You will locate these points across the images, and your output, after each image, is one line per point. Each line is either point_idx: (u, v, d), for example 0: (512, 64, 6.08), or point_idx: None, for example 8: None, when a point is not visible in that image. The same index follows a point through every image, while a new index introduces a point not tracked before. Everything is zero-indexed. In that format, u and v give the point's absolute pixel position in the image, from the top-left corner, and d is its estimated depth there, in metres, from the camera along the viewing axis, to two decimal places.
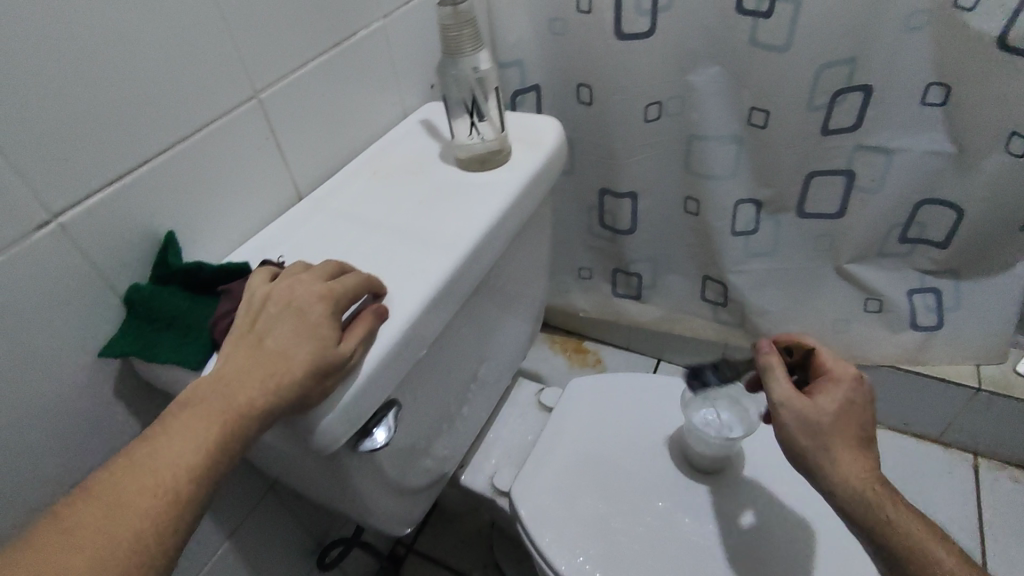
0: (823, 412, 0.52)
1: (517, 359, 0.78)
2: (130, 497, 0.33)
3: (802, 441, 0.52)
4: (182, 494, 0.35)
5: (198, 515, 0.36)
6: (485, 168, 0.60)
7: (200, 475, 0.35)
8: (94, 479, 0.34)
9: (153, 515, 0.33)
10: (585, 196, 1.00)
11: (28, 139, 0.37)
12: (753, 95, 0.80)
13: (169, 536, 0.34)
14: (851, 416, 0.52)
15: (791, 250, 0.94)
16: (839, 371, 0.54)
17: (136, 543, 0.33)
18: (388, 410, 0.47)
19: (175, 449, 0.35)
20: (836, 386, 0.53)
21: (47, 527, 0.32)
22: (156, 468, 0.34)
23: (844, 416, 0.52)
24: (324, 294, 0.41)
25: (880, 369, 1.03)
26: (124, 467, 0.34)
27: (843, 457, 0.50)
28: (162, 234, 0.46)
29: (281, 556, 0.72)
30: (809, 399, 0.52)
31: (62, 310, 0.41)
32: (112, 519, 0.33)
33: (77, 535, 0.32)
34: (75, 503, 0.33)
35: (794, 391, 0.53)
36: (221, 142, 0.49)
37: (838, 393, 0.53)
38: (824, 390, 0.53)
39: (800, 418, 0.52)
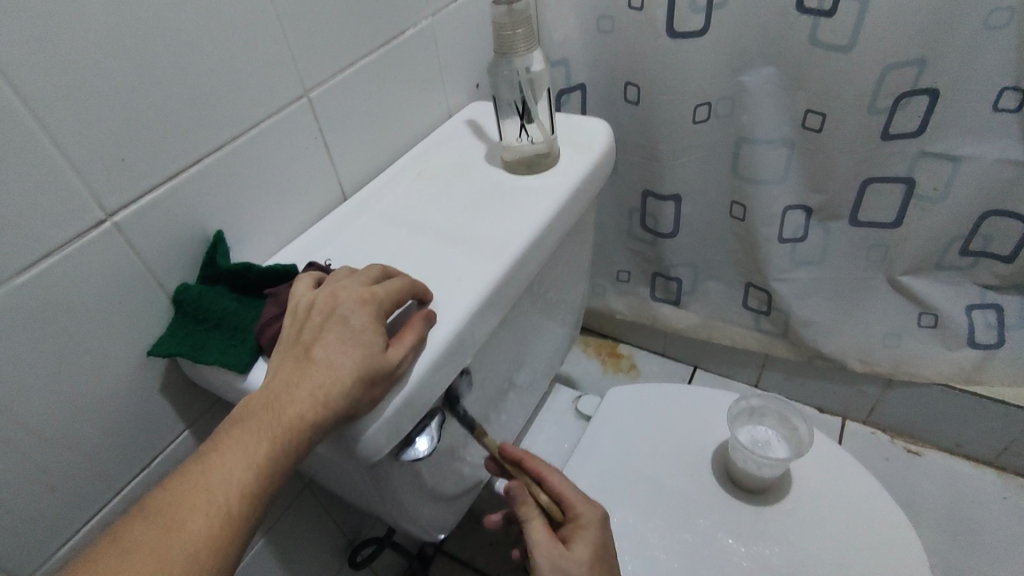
0: (573, 562, 0.48)
1: (554, 365, 0.77)
2: (186, 515, 0.33)
3: None
4: (235, 509, 0.34)
5: (252, 530, 0.36)
6: (532, 171, 0.59)
7: (251, 490, 0.35)
8: (151, 496, 0.34)
9: (208, 533, 0.33)
10: (627, 198, 0.97)
11: (88, 136, 0.37)
12: (809, 97, 0.76)
13: (224, 553, 0.34)
14: (599, 565, 0.50)
15: (843, 260, 0.90)
16: (587, 513, 0.51)
17: (192, 561, 0.33)
18: (431, 419, 0.46)
19: (227, 465, 0.35)
20: (585, 532, 0.50)
21: (110, 543, 0.32)
22: (210, 486, 0.34)
23: (595, 567, 0.49)
24: (367, 299, 0.40)
25: (932, 386, 0.99)
26: (178, 484, 0.34)
27: None
28: (211, 234, 0.46)
29: (313, 554, 0.72)
30: (561, 550, 0.49)
31: (115, 309, 0.41)
32: (169, 536, 0.33)
33: (136, 554, 0.32)
34: (135, 520, 0.33)
35: (546, 535, 0.50)
36: (271, 141, 0.49)
37: (589, 540, 0.50)
38: (574, 538, 0.50)
39: (557, 572, 0.48)
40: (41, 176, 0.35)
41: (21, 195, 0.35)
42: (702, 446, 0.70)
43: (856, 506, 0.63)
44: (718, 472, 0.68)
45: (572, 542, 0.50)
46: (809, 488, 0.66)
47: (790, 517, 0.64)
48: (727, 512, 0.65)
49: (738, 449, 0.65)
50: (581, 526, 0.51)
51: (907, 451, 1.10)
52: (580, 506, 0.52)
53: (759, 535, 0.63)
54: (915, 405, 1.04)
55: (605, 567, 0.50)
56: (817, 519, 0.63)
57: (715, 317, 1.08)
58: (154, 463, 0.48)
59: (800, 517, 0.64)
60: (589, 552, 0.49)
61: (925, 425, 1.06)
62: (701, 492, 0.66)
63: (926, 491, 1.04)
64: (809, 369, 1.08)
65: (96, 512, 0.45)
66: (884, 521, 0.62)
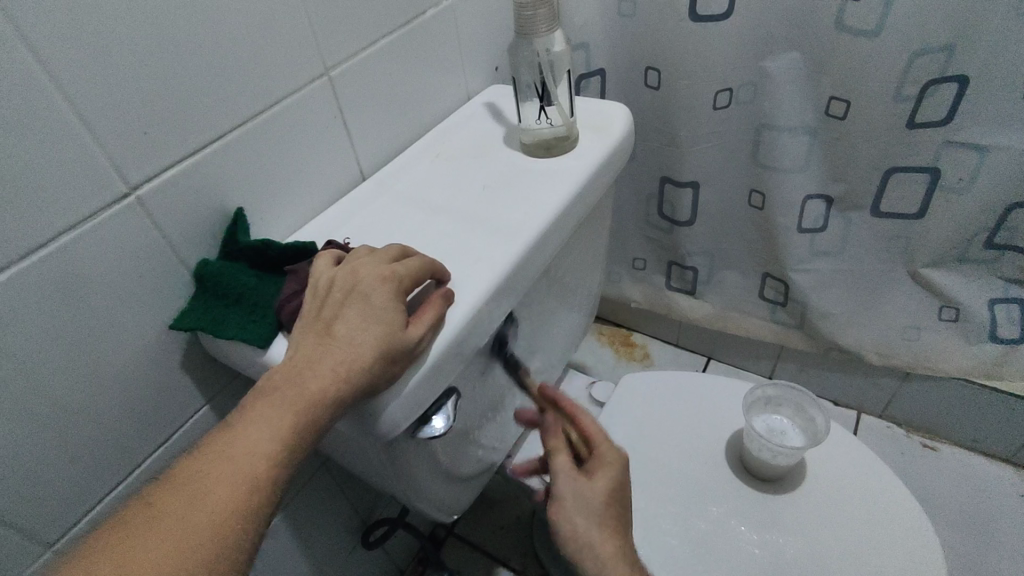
0: (590, 494, 0.50)
1: (568, 351, 0.77)
2: (213, 485, 0.34)
3: (569, 519, 0.50)
4: (261, 480, 0.34)
5: (276, 503, 0.36)
6: (551, 154, 0.58)
7: (276, 462, 0.35)
8: (179, 466, 0.34)
9: (235, 502, 0.33)
10: (644, 184, 0.96)
11: (112, 110, 0.37)
12: (833, 83, 0.75)
13: (250, 523, 0.34)
14: (616, 501, 0.51)
15: (863, 251, 0.89)
16: (609, 451, 0.52)
17: (219, 529, 0.32)
18: (447, 398, 0.46)
19: (252, 436, 0.35)
20: (604, 468, 0.51)
21: (138, 512, 0.33)
22: (236, 456, 0.34)
23: (610, 502, 0.50)
24: (386, 276, 0.41)
25: (950, 380, 0.98)
26: (205, 455, 0.35)
27: (597, 544, 0.48)
28: (232, 211, 0.47)
29: (328, 531, 0.73)
30: (582, 479, 0.51)
31: (139, 282, 0.42)
32: (197, 505, 0.33)
33: (164, 522, 0.32)
34: (163, 489, 0.33)
35: (569, 467, 0.52)
36: (290, 120, 0.49)
37: (606, 475, 0.51)
38: (595, 471, 0.51)
39: (572, 497, 0.50)
40: (67, 147, 0.36)
41: (46, 167, 0.35)
42: (716, 435, 0.70)
43: (872, 498, 0.63)
44: (731, 460, 0.68)
45: (592, 475, 0.51)
46: (824, 479, 0.65)
47: (804, 508, 0.63)
48: (740, 500, 0.65)
49: (753, 436, 0.65)
50: (600, 463, 0.52)
51: (924, 446, 1.09)
52: (602, 442, 0.53)
53: (772, 525, 0.62)
54: (933, 399, 1.02)
55: (620, 502, 0.51)
56: (830, 510, 0.63)
57: (730, 307, 1.07)
58: (175, 436, 0.49)
59: (814, 507, 0.63)
60: (606, 478, 0.50)
61: (942, 419, 1.05)
62: (714, 480, 0.66)
63: (942, 486, 1.04)
64: (825, 361, 1.07)
65: (120, 481, 0.46)
66: (899, 514, 0.61)
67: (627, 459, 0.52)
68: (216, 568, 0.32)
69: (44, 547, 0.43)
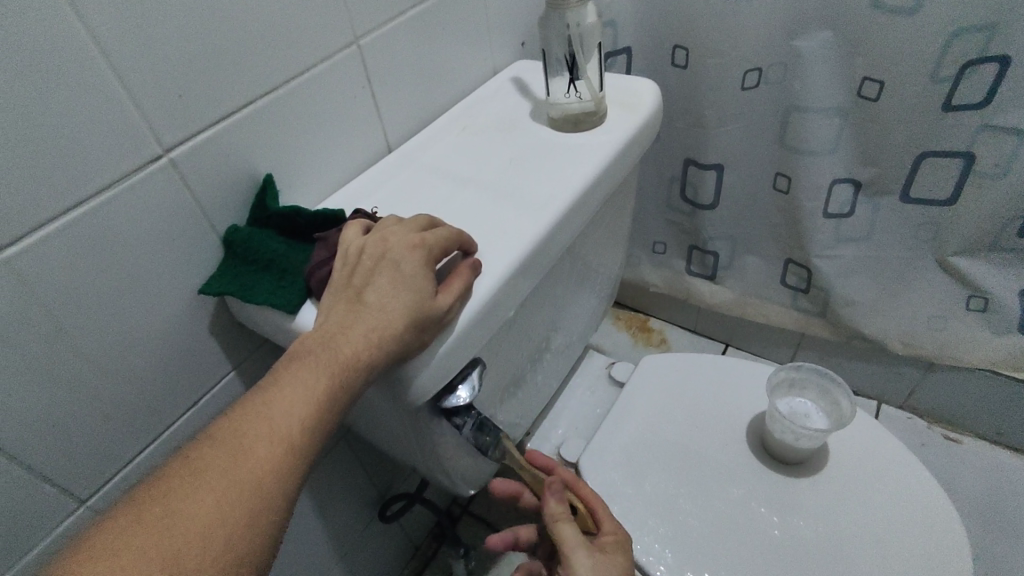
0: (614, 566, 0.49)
1: (589, 331, 0.76)
2: (251, 443, 0.34)
3: None
4: (297, 441, 0.35)
5: (311, 465, 0.36)
6: (579, 129, 0.58)
7: (311, 424, 0.35)
8: (217, 426, 0.35)
9: (273, 461, 0.33)
10: (667, 166, 0.95)
11: (149, 72, 0.37)
12: (867, 64, 0.71)
13: (288, 482, 0.34)
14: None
15: (889, 239, 0.86)
16: (614, 527, 0.53)
17: (259, 486, 0.33)
18: (472, 368, 0.46)
19: (288, 398, 0.35)
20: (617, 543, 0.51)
21: (179, 467, 0.33)
22: (272, 417, 0.35)
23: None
24: (416, 244, 0.41)
25: (975, 371, 0.96)
26: (242, 415, 0.35)
27: None
28: (261, 177, 0.47)
29: (347, 502, 0.74)
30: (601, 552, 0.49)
31: (171, 244, 0.42)
32: (236, 462, 0.33)
33: (205, 477, 0.32)
34: (202, 445, 0.34)
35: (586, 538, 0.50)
36: (317, 89, 0.49)
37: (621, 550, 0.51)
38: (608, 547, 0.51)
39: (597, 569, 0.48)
40: (103, 106, 0.36)
41: (83, 126, 0.35)
42: (736, 419, 0.69)
43: (894, 486, 0.62)
44: (753, 443, 0.68)
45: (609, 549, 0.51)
46: (846, 464, 0.65)
47: (825, 494, 0.63)
48: (760, 483, 0.64)
49: (776, 419, 0.64)
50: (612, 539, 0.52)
51: (945, 438, 1.08)
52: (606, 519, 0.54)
53: (792, 509, 0.62)
54: (956, 390, 1.01)
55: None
56: (852, 497, 0.62)
57: (750, 294, 1.06)
58: (203, 400, 0.49)
59: (836, 492, 0.63)
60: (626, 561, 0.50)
61: (966, 411, 1.03)
62: (734, 462, 0.66)
63: (962, 477, 1.03)
64: (846, 350, 1.06)
65: (150, 443, 0.47)
66: (922, 502, 0.61)
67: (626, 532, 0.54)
68: (256, 524, 0.32)
69: (78, 503, 0.44)
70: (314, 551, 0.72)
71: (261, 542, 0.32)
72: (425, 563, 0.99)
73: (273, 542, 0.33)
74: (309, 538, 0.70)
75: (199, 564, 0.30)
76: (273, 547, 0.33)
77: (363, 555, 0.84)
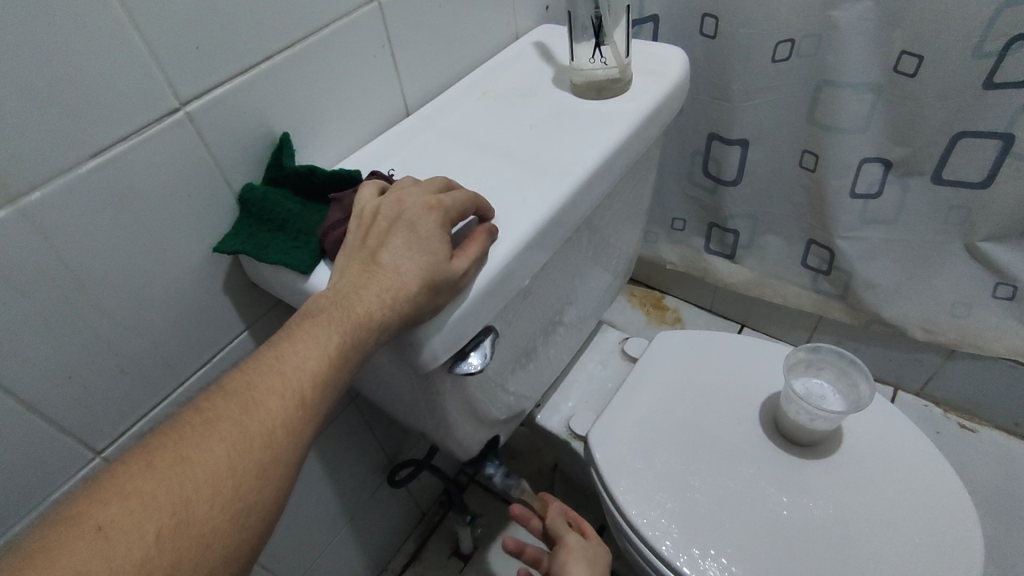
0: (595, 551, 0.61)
1: (602, 306, 0.76)
2: (262, 397, 0.33)
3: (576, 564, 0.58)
4: (308, 396, 0.35)
5: (321, 421, 0.36)
6: (602, 97, 0.56)
7: (323, 380, 0.35)
8: (228, 378, 0.35)
9: (284, 415, 0.33)
10: (691, 140, 0.92)
11: (164, 22, 0.36)
12: (907, 37, 0.67)
13: (297, 437, 0.34)
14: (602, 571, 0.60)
15: (916, 222, 0.83)
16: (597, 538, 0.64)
17: (268, 439, 0.33)
18: (485, 336, 0.45)
19: (300, 354, 0.35)
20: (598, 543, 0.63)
21: (189, 418, 0.32)
22: (284, 372, 0.35)
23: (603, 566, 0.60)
24: (433, 206, 0.40)
25: (997, 360, 0.94)
26: (254, 368, 0.35)
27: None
28: (277, 135, 0.46)
29: (356, 466, 0.75)
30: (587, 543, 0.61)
31: (187, 202, 0.42)
32: (247, 414, 0.33)
33: (216, 427, 0.32)
34: (213, 398, 0.33)
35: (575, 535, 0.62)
36: (335, 47, 0.47)
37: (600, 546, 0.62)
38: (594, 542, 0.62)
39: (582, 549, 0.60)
40: (120, 56, 0.35)
41: (98, 74, 0.35)
42: (750, 398, 0.69)
43: (906, 471, 0.62)
44: (766, 423, 0.67)
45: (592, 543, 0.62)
46: (861, 448, 0.64)
47: (836, 476, 0.62)
48: (770, 464, 0.64)
49: (792, 399, 0.63)
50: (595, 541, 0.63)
51: (961, 427, 1.06)
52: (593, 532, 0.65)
53: (802, 490, 0.62)
54: (976, 379, 0.99)
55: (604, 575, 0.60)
56: (864, 480, 0.62)
57: (768, 274, 1.04)
58: (216, 358, 0.50)
59: (848, 476, 0.62)
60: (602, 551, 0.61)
61: (984, 400, 1.02)
62: (745, 441, 0.65)
63: (975, 466, 1.02)
64: (864, 336, 1.04)
65: (164, 397, 0.47)
66: (936, 490, 0.61)
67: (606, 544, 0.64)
68: (265, 476, 0.32)
69: (94, 454, 0.44)
70: (324, 511, 0.74)
71: (269, 495, 0.32)
72: (433, 529, 1.01)
73: (281, 495, 0.33)
74: (318, 498, 0.71)
75: (207, 514, 0.30)
76: (281, 500, 0.33)
77: (372, 517, 0.86)
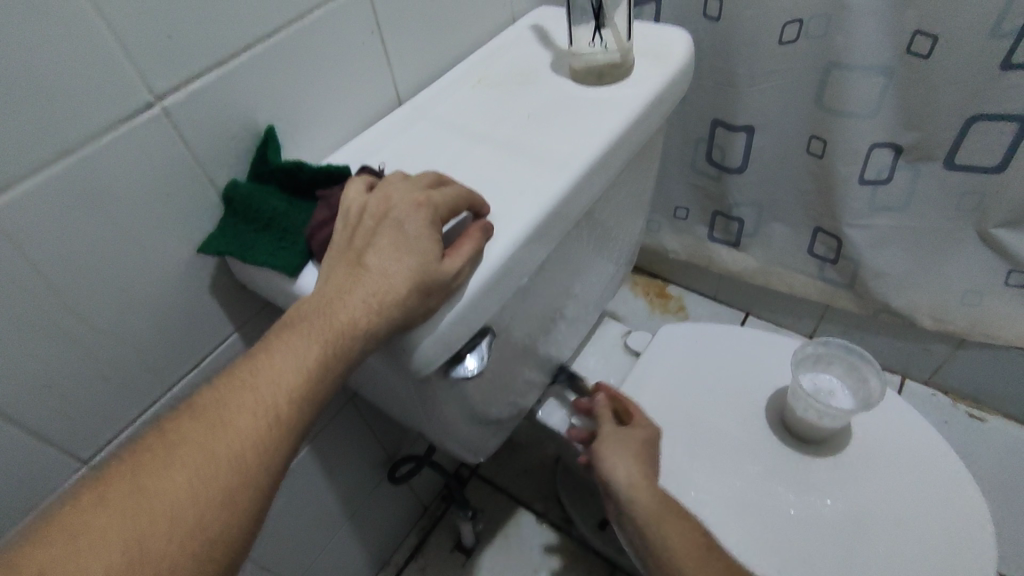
0: (630, 436, 0.57)
1: (605, 299, 0.74)
2: (233, 416, 0.32)
3: (606, 451, 0.55)
4: (283, 413, 0.33)
5: (298, 439, 0.34)
6: (602, 83, 0.54)
7: (300, 395, 0.34)
8: (199, 396, 0.33)
9: (255, 436, 0.32)
10: (694, 127, 0.90)
11: (131, 11, 0.34)
12: (920, 16, 0.64)
13: (269, 459, 0.32)
14: (648, 452, 0.56)
15: (928, 208, 0.81)
16: (645, 422, 0.59)
17: (237, 462, 0.31)
18: (482, 337, 0.44)
19: (276, 368, 0.34)
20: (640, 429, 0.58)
21: (152, 442, 0.31)
22: (257, 388, 0.33)
23: (646, 448, 0.56)
24: (421, 203, 0.38)
25: (1008, 349, 0.92)
26: (226, 385, 0.33)
27: (620, 462, 0.54)
28: (262, 129, 0.44)
29: (354, 464, 0.74)
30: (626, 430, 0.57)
31: (168, 202, 0.40)
32: (215, 435, 0.31)
33: (180, 451, 0.31)
34: (179, 419, 0.32)
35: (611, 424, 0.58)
36: (320, 35, 0.45)
37: (642, 430, 0.58)
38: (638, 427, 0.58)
39: (614, 437, 0.56)
40: (85, 48, 0.33)
41: (61, 70, 0.32)
42: (756, 394, 0.67)
43: (918, 467, 0.60)
44: (772, 419, 0.65)
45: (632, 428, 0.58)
46: (870, 445, 0.62)
47: (846, 473, 0.61)
48: (778, 460, 0.62)
49: (799, 396, 0.62)
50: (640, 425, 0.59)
51: (970, 415, 1.05)
52: (641, 416, 0.60)
53: (810, 488, 0.60)
54: (987, 367, 0.97)
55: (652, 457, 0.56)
56: (873, 476, 0.60)
57: (774, 263, 1.02)
58: (205, 361, 0.48)
59: (858, 473, 0.61)
60: (642, 434, 0.57)
61: (994, 387, 1.00)
62: (751, 437, 0.64)
63: (983, 456, 1.00)
64: (871, 325, 1.02)
65: (151, 403, 0.46)
66: (948, 488, 0.59)
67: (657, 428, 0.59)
68: (231, 503, 0.30)
69: (80, 464, 0.43)
70: (323, 511, 0.73)
71: (236, 525, 0.30)
72: (434, 523, 1.00)
73: (249, 523, 0.31)
74: (317, 498, 0.70)
75: (164, 549, 0.28)
76: (251, 527, 0.31)
77: (372, 514, 0.85)
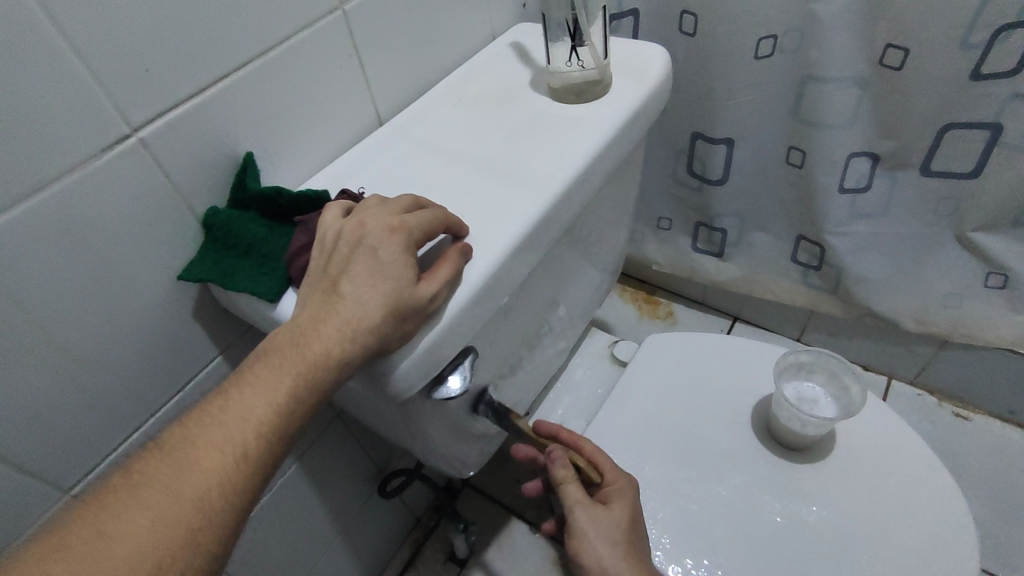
0: (613, 517, 0.52)
1: (590, 311, 0.74)
2: (200, 453, 0.32)
3: (592, 543, 0.51)
4: (251, 448, 0.33)
5: (268, 472, 0.34)
6: (581, 100, 0.54)
7: (268, 429, 0.34)
8: (167, 434, 0.33)
9: (222, 472, 0.32)
10: (675, 139, 0.91)
11: (107, 47, 0.34)
12: (891, 28, 0.66)
13: (235, 495, 0.32)
14: (635, 524, 0.53)
15: (906, 214, 0.82)
16: (618, 480, 0.55)
17: (203, 500, 0.31)
18: (464, 357, 0.44)
19: (246, 403, 0.34)
20: (619, 496, 0.54)
21: (120, 481, 0.31)
22: (227, 423, 0.33)
23: (633, 523, 0.53)
24: (396, 228, 0.38)
25: (992, 349, 0.93)
26: (195, 422, 0.33)
27: (611, 560, 0.50)
28: (242, 155, 0.44)
29: (343, 482, 0.74)
30: (602, 507, 0.53)
31: (147, 231, 0.40)
32: (180, 474, 0.31)
33: (147, 490, 0.31)
34: (147, 458, 0.32)
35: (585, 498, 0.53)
36: (298, 61, 0.45)
37: (625, 500, 0.53)
38: (614, 496, 0.54)
39: (595, 526, 0.52)
40: (60, 85, 0.33)
41: (35, 109, 0.33)
42: (741, 402, 0.68)
43: (900, 472, 0.61)
44: (758, 427, 0.66)
45: (610, 502, 0.53)
46: (853, 451, 0.63)
47: (830, 478, 0.62)
48: (763, 468, 0.63)
49: (783, 404, 0.63)
50: (614, 488, 0.54)
51: (955, 415, 1.06)
52: (612, 472, 0.55)
53: (794, 495, 0.61)
54: (971, 368, 0.98)
55: (638, 528, 0.53)
56: (856, 482, 0.61)
57: (758, 270, 1.03)
58: (189, 386, 0.48)
59: (841, 477, 0.61)
60: (625, 509, 0.53)
61: (978, 387, 1.01)
62: (737, 446, 0.64)
63: (970, 456, 1.01)
64: (856, 328, 1.03)
65: (134, 430, 0.45)
66: (931, 490, 0.60)
67: (632, 481, 0.55)
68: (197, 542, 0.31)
69: (64, 493, 0.43)
70: (313, 530, 0.73)
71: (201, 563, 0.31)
72: (427, 535, 1.00)
73: (215, 560, 0.31)
74: (306, 518, 0.70)
75: None
76: (217, 563, 0.32)
77: (363, 530, 0.85)
